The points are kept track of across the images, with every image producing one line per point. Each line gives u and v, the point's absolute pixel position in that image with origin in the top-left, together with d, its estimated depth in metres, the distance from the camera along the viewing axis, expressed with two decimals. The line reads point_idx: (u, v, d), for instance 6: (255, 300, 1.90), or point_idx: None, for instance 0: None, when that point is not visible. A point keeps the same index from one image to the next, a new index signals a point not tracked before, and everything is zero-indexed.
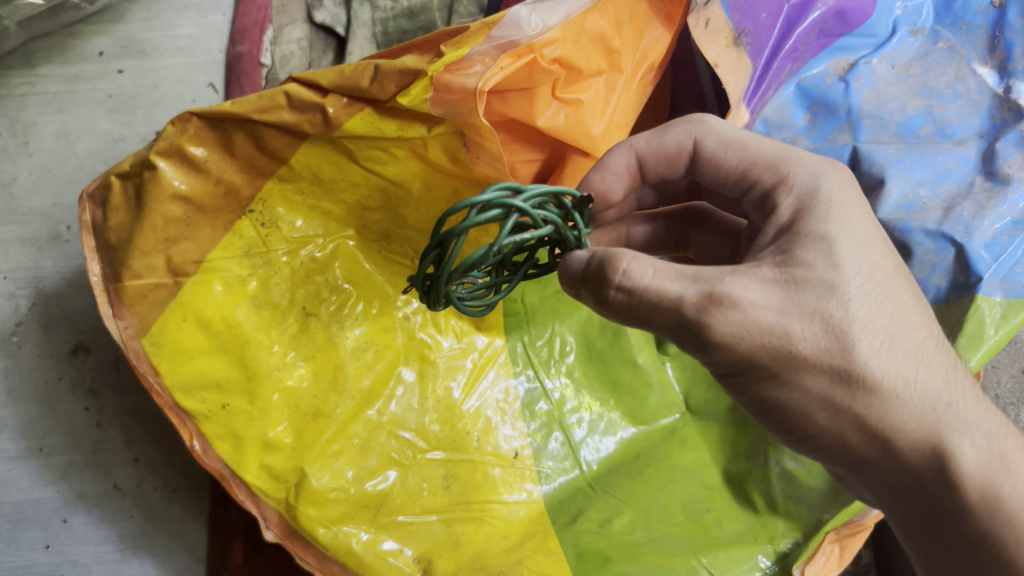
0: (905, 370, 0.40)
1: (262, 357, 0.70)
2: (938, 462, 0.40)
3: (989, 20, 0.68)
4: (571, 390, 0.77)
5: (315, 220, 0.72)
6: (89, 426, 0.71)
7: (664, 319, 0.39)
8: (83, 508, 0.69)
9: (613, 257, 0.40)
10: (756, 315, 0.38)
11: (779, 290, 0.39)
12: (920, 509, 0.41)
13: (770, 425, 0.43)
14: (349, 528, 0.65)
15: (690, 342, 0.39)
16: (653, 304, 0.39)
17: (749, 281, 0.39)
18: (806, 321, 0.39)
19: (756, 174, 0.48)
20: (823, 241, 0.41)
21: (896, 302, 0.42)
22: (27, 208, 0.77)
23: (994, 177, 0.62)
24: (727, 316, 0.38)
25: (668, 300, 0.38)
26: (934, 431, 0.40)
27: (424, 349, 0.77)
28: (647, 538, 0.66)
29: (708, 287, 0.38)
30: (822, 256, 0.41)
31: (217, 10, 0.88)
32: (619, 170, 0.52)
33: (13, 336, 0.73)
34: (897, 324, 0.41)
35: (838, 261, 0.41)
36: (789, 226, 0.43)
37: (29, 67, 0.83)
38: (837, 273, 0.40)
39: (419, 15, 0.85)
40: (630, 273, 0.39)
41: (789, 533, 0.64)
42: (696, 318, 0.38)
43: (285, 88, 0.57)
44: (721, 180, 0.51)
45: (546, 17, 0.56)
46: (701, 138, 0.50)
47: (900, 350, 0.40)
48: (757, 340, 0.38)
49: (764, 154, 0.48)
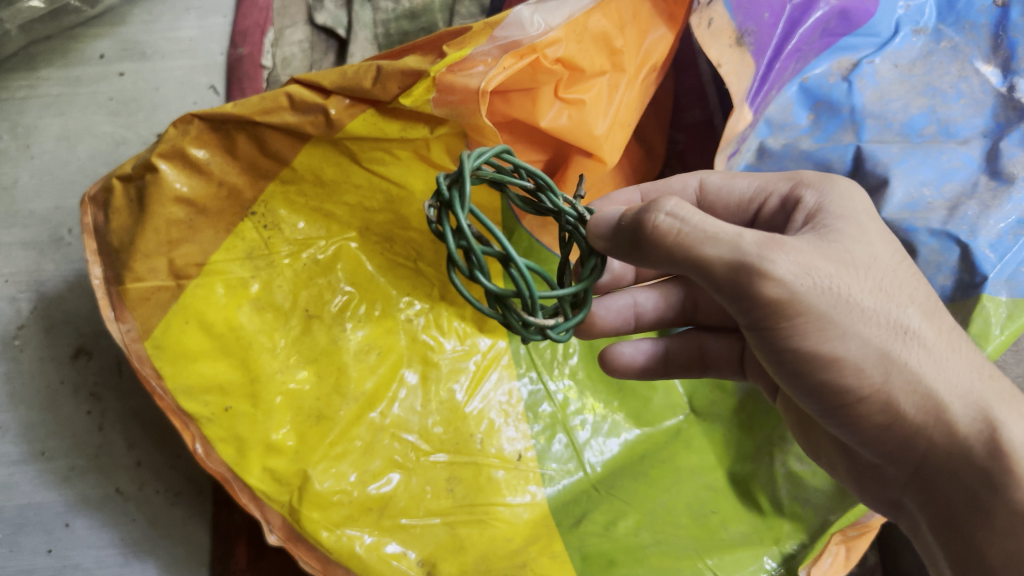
0: (947, 338, 0.41)
1: (264, 360, 0.70)
2: (988, 435, 0.38)
3: (991, 20, 0.67)
4: (575, 392, 0.77)
5: (316, 222, 0.72)
6: (91, 430, 0.71)
7: (717, 255, 0.38)
8: (84, 513, 0.69)
9: (658, 200, 0.40)
10: (810, 266, 0.38)
11: (824, 250, 0.40)
12: (970, 486, 0.39)
13: (807, 393, 0.41)
14: (352, 532, 0.65)
15: (742, 282, 0.38)
16: (707, 235, 0.38)
17: (796, 240, 0.40)
18: (856, 276, 0.40)
19: (769, 187, 0.49)
20: (854, 219, 0.43)
21: (926, 284, 0.43)
22: (29, 212, 0.77)
23: (998, 176, 0.62)
24: (785, 257, 0.38)
25: (725, 233, 0.38)
26: (981, 400, 0.39)
27: (427, 351, 0.77)
28: (652, 540, 0.65)
29: (761, 232, 0.39)
30: (857, 230, 0.42)
31: (218, 12, 0.88)
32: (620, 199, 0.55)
33: (14, 339, 0.73)
34: (933, 300, 0.41)
35: (874, 237, 0.42)
36: (818, 210, 0.44)
37: (29, 71, 0.83)
38: (873, 244, 0.41)
39: (421, 16, 0.84)
40: (681, 210, 0.39)
41: (795, 535, 0.63)
42: (754, 251, 0.37)
43: (287, 89, 0.56)
44: (733, 211, 0.52)
45: (548, 17, 0.56)
46: (707, 177, 0.53)
47: (940, 319, 0.41)
48: (812, 288, 0.38)
49: (775, 175, 0.49)
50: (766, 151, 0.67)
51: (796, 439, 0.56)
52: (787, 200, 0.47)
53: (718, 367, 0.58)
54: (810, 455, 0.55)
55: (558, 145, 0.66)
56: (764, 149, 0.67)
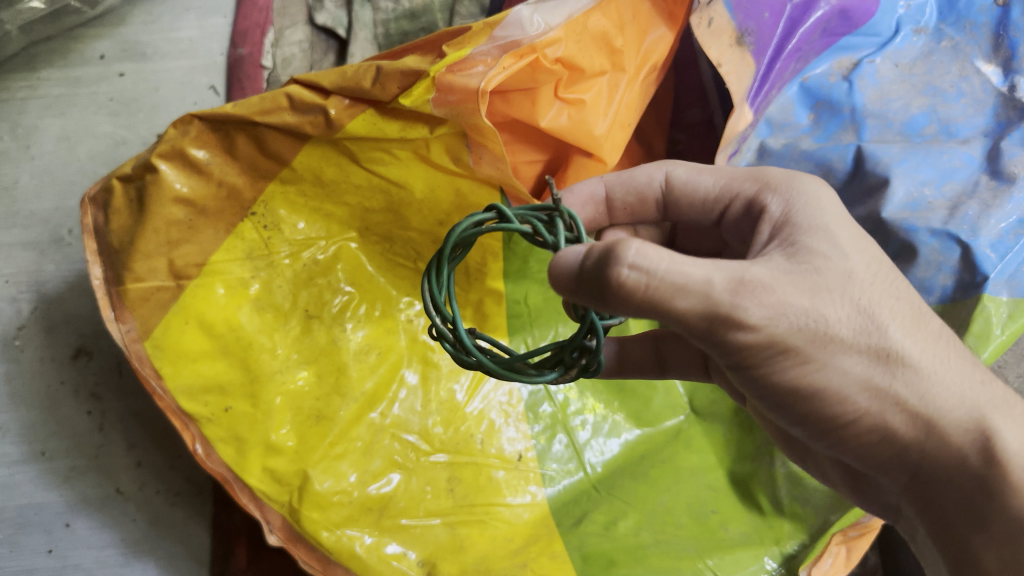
0: (934, 351, 0.40)
1: (264, 360, 0.70)
2: (982, 444, 0.40)
3: (992, 19, 0.67)
4: (575, 392, 0.76)
5: (316, 222, 0.71)
6: (91, 430, 0.71)
7: (692, 307, 0.35)
8: (85, 513, 0.69)
9: (617, 245, 0.35)
10: (787, 300, 0.37)
11: (800, 275, 0.39)
12: (965, 494, 0.41)
13: (794, 421, 0.41)
14: (352, 532, 0.65)
15: (719, 332, 0.36)
16: (678, 287, 0.35)
17: (767, 269, 0.38)
18: (836, 303, 0.38)
19: (735, 187, 0.48)
20: (825, 231, 0.41)
21: (905, 288, 0.42)
22: (29, 212, 0.77)
23: (998, 176, 0.62)
24: (759, 300, 0.36)
25: (696, 284, 0.35)
26: (974, 410, 0.40)
27: (427, 351, 0.77)
28: (652, 540, 0.65)
29: (732, 273, 0.36)
30: (830, 245, 0.41)
31: (218, 12, 0.88)
32: (583, 193, 0.55)
33: (15, 340, 0.73)
34: (916, 308, 0.41)
35: (845, 250, 0.41)
36: (785, 222, 0.43)
37: (30, 71, 0.83)
38: (849, 260, 0.40)
39: (421, 16, 0.84)
40: (644, 258, 0.34)
41: (795, 535, 0.63)
42: (729, 300, 0.36)
43: (287, 90, 0.57)
44: (696, 207, 0.51)
45: (548, 17, 0.56)
46: (671, 171, 0.52)
47: (926, 331, 0.41)
48: (791, 323, 0.37)
49: (740, 172, 0.49)
50: (766, 150, 0.67)
51: (782, 449, 0.56)
52: (749, 204, 0.47)
53: (678, 367, 0.57)
54: (795, 459, 0.55)
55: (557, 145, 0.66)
56: (764, 149, 0.67)
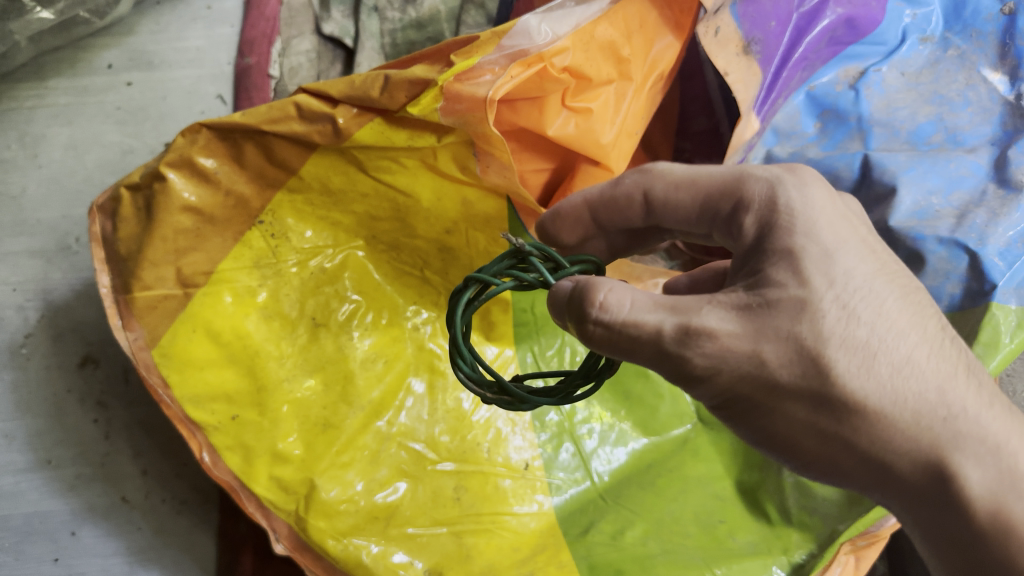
0: (892, 387, 0.36)
1: (272, 368, 0.69)
2: (944, 491, 0.36)
3: (998, 27, 0.68)
4: (582, 400, 0.76)
5: (324, 230, 0.71)
6: (97, 439, 0.71)
7: (644, 352, 0.37)
8: (91, 521, 0.69)
9: (592, 290, 0.38)
10: (729, 345, 0.36)
11: (747, 316, 0.37)
12: (934, 540, 0.37)
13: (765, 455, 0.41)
14: (360, 541, 0.64)
15: (671, 373, 0.37)
16: (631, 335, 0.37)
17: (722, 312, 0.37)
18: (779, 346, 0.36)
19: (715, 204, 0.42)
20: (791, 253, 0.38)
21: (885, 312, 0.37)
22: (36, 221, 0.78)
23: (1006, 184, 0.62)
24: (704, 347, 0.36)
25: (646, 331, 0.37)
26: (934, 450, 0.36)
27: (434, 360, 0.76)
28: (660, 550, 0.65)
29: (677, 321, 0.36)
30: (790, 271, 0.37)
31: (226, 22, 0.88)
32: (569, 218, 0.50)
33: (22, 348, 0.73)
34: (887, 339, 0.36)
35: (807, 275, 0.37)
36: (755, 243, 0.39)
37: (39, 80, 0.83)
38: (808, 288, 0.37)
39: (427, 25, 0.85)
40: (606, 305, 0.37)
41: (803, 545, 0.63)
42: (674, 346, 0.36)
43: (294, 99, 0.57)
44: (671, 216, 0.45)
45: (556, 26, 0.56)
46: (650, 187, 0.45)
47: (883, 364, 0.36)
48: (736, 368, 0.36)
49: (722, 180, 0.42)
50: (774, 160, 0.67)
51: None
52: (728, 217, 0.41)
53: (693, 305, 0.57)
54: None
55: (564, 153, 0.66)
56: (771, 158, 0.67)
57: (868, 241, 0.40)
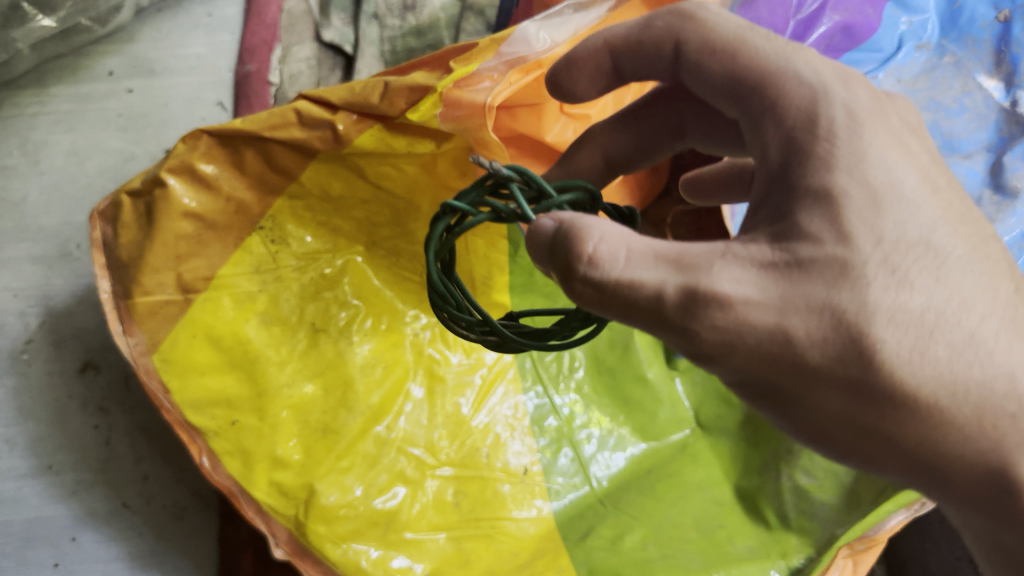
0: (949, 373, 0.33)
1: (271, 374, 0.69)
2: (994, 482, 0.35)
3: (994, 35, 0.69)
4: (581, 406, 0.77)
5: (324, 236, 0.72)
6: (98, 444, 0.72)
7: (642, 317, 0.33)
8: (92, 526, 0.70)
9: (578, 236, 0.34)
10: (749, 316, 0.32)
11: (775, 277, 0.33)
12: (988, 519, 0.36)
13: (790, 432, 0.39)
14: (360, 546, 0.64)
15: (676, 341, 0.34)
16: (627, 300, 0.33)
17: (735, 272, 0.33)
18: (812, 318, 0.33)
19: (744, 83, 0.39)
20: (828, 203, 0.34)
21: (941, 274, 0.34)
22: (38, 227, 0.78)
23: (1002, 190, 0.64)
24: (715, 320, 0.32)
25: (645, 296, 0.33)
26: (993, 445, 0.34)
27: (433, 365, 0.77)
28: (659, 554, 0.65)
29: (680, 285, 0.33)
30: (829, 226, 0.34)
31: (227, 29, 0.89)
32: (588, 66, 0.46)
33: (23, 353, 0.74)
34: (939, 307, 0.34)
35: (850, 229, 0.34)
36: (784, 180, 0.36)
37: (40, 87, 0.84)
38: (849, 247, 0.34)
39: (427, 33, 0.86)
40: (595, 265, 0.33)
41: (801, 548, 0.63)
42: (676, 316, 0.33)
43: (295, 105, 0.57)
44: (698, 85, 0.43)
45: (554, 33, 0.57)
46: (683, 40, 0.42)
47: (941, 344, 0.33)
48: (755, 344, 0.33)
49: (759, 62, 0.39)
50: None
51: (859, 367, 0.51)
52: (757, 110, 0.39)
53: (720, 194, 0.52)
54: None
55: None
56: None
57: (925, 169, 0.37)
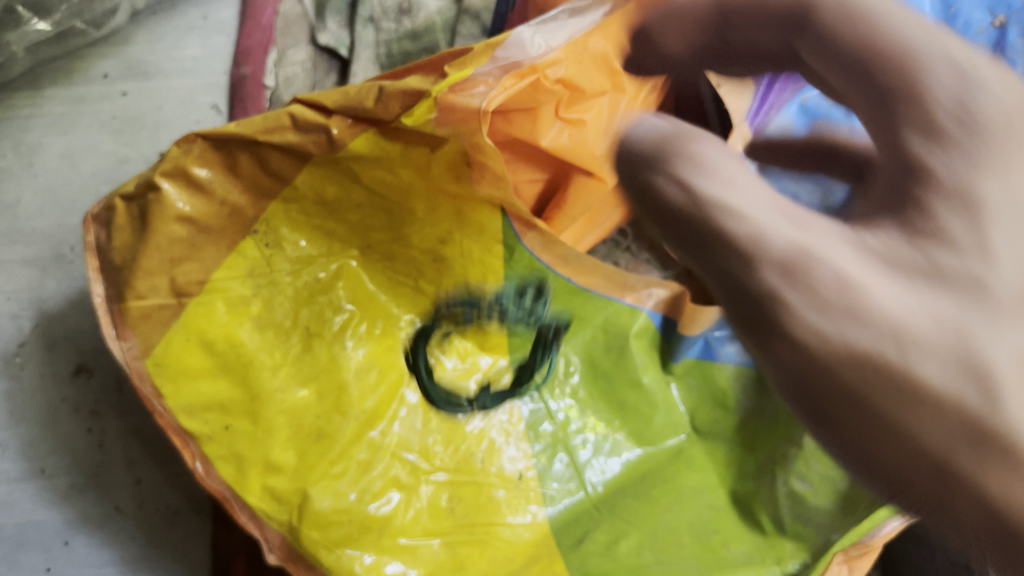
0: None
1: (265, 378, 0.69)
2: None
3: (990, 40, 0.70)
4: (576, 411, 0.76)
5: (319, 240, 0.70)
6: (91, 447, 0.77)
7: (717, 254, 0.30)
8: (83, 531, 0.75)
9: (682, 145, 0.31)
10: (869, 303, 0.27)
11: (900, 271, 0.27)
12: None
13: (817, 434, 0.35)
14: (353, 552, 0.64)
15: (746, 309, 0.30)
16: (716, 224, 0.30)
17: (844, 246, 0.28)
18: (940, 327, 0.27)
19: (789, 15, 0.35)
20: (973, 190, 0.27)
21: None
22: (30, 229, 0.83)
23: None
24: (818, 294, 0.28)
25: (733, 234, 0.29)
26: None
27: (428, 370, 0.76)
28: (654, 560, 0.66)
29: (783, 241, 0.29)
30: (967, 213, 0.27)
31: (222, 32, 0.92)
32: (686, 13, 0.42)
33: (14, 357, 0.79)
34: None
35: (996, 221, 0.27)
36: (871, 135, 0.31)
37: (34, 89, 0.88)
38: (994, 254, 0.27)
39: (423, 36, 0.86)
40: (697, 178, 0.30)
41: (796, 554, 0.65)
42: (768, 263, 0.29)
43: (289, 109, 0.57)
44: (753, 27, 0.39)
45: (550, 38, 0.55)
46: None
47: None
48: (834, 351, 0.28)
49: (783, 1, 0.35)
50: None
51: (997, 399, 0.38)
52: (802, 25, 0.34)
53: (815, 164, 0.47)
54: None
55: (555, 164, 0.67)
56: None
57: None
